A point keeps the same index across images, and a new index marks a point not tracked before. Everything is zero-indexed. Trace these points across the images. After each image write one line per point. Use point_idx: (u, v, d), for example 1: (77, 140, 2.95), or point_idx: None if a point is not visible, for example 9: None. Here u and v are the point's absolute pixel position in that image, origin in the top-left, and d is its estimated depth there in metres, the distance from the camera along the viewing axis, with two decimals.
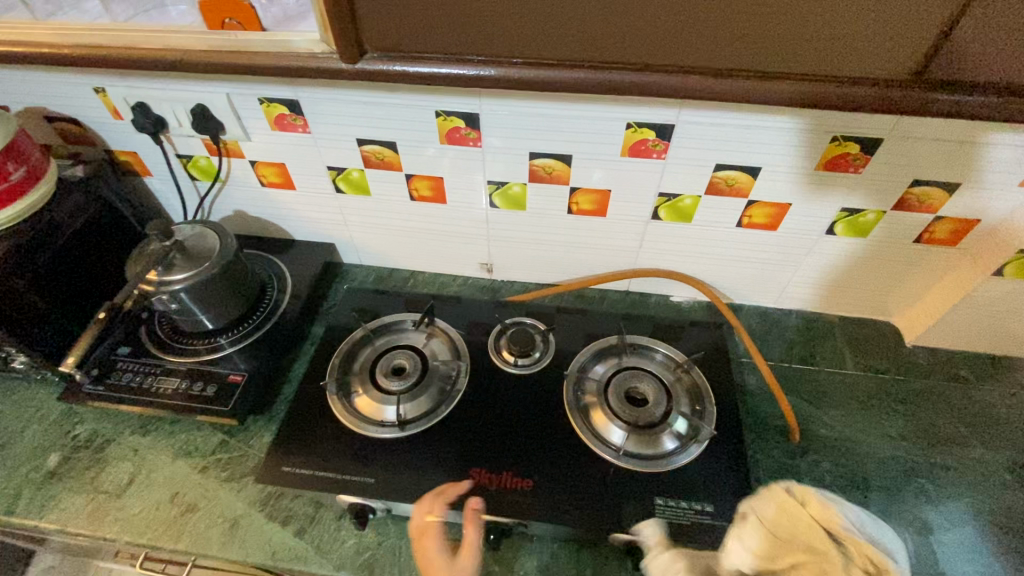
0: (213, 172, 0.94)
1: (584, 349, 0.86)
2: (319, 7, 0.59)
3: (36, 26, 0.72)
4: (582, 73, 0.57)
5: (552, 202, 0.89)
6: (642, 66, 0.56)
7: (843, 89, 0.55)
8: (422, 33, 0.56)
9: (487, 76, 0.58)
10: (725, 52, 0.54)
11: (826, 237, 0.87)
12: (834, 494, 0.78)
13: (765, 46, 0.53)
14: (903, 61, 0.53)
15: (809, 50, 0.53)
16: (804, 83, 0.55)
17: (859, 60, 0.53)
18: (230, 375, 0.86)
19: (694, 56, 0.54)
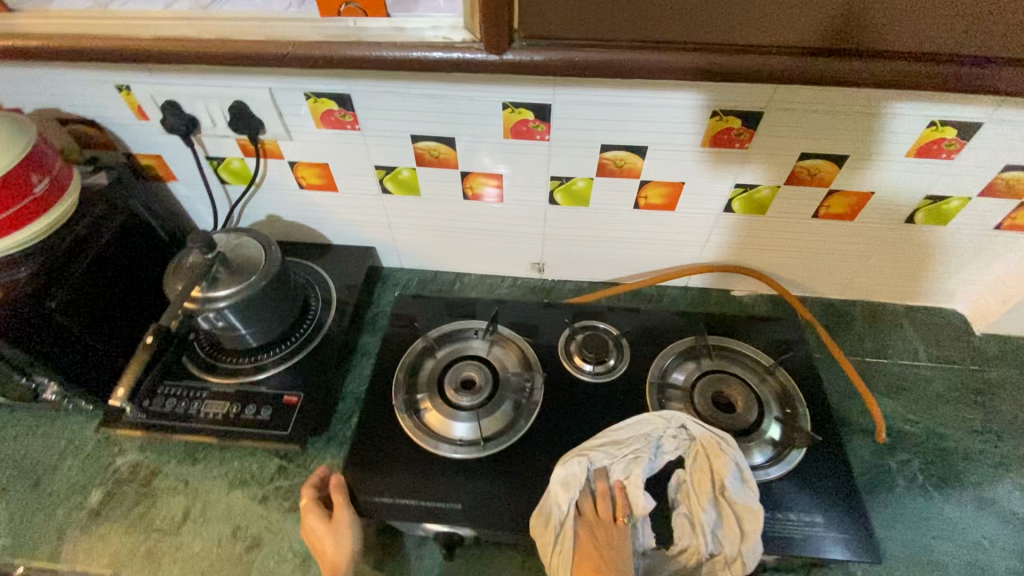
0: (247, 175, 0.87)
1: (659, 353, 0.82)
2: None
3: (73, 15, 0.64)
4: (713, 58, 0.54)
5: (618, 197, 0.84)
6: (757, 47, 0.53)
7: (964, 69, 0.54)
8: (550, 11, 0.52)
9: (612, 60, 0.55)
10: (842, 31, 0.52)
11: (903, 225, 0.84)
12: (928, 493, 0.77)
13: (893, 26, 0.51)
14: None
15: (936, 29, 0.51)
16: (927, 63, 0.53)
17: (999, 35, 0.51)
18: (284, 396, 0.81)
19: (811, 33, 0.52)
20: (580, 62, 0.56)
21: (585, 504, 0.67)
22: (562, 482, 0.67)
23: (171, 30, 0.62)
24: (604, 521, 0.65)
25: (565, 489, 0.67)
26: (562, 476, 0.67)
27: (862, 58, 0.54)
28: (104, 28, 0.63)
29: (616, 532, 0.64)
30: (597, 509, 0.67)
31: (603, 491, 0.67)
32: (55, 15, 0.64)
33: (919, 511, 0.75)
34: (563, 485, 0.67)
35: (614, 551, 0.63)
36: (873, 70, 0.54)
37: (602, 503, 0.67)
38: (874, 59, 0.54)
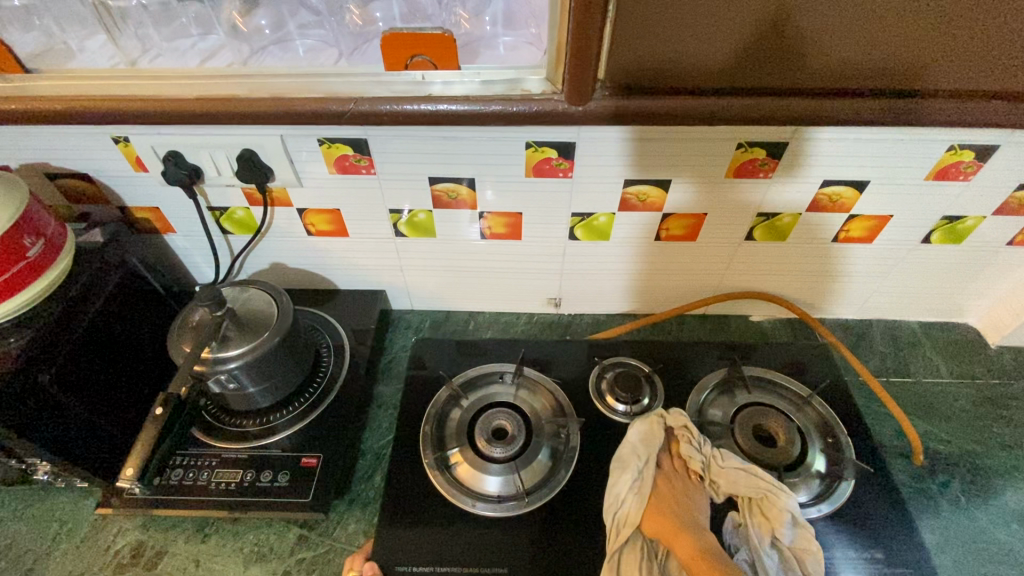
0: (251, 224, 0.83)
1: (693, 388, 0.80)
2: (557, 38, 0.56)
3: (113, 75, 0.65)
4: (800, 103, 0.59)
5: (639, 229, 0.82)
6: (711, 92, 0.58)
7: (883, 101, 0.59)
8: (649, 67, 0.56)
9: (709, 109, 0.59)
10: (769, 76, 0.57)
11: (921, 245, 0.84)
12: (974, 516, 0.75)
13: (807, 70, 0.56)
14: (933, 75, 0.57)
15: (850, 71, 0.56)
16: (844, 98, 0.59)
17: (898, 74, 0.57)
18: (303, 459, 0.75)
19: (742, 78, 0.57)
20: (680, 109, 0.59)
21: (664, 458, 0.71)
22: (645, 434, 0.71)
23: (204, 88, 0.62)
24: (681, 476, 0.69)
25: (644, 442, 0.70)
26: (644, 432, 0.71)
27: (792, 97, 0.58)
28: (128, 92, 0.62)
29: (685, 483, 0.68)
30: (673, 465, 0.70)
31: (679, 450, 0.72)
32: (86, 78, 0.64)
33: (968, 533, 0.74)
34: (645, 439, 0.70)
35: (684, 498, 0.67)
36: (805, 109, 0.59)
37: (680, 459, 0.71)
38: (805, 98, 0.59)
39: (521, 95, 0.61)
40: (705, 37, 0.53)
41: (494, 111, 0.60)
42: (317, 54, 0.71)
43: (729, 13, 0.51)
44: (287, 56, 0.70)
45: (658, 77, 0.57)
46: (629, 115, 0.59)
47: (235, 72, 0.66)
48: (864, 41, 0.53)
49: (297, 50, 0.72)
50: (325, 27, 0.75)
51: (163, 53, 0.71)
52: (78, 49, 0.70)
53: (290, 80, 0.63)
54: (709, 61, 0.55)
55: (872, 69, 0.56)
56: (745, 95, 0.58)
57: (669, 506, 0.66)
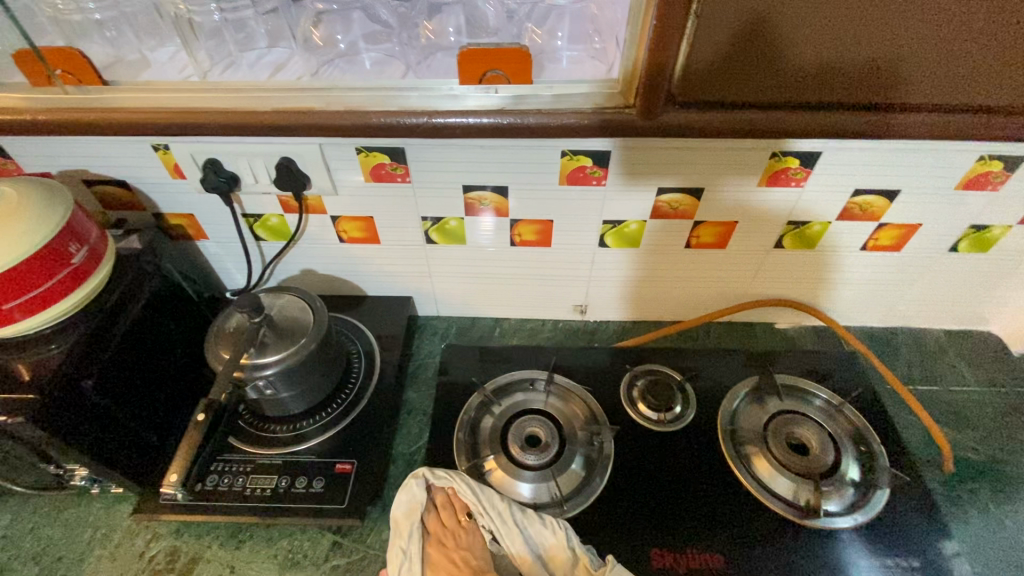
0: (285, 232, 0.83)
1: (724, 396, 0.81)
2: (634, 58, 0.57)
3: (167, 86, 0.66)
4: (834, 116, 0.59)
5: (669, 237, 0.83)
6: (745, 106, 0.58)
7: (875, 115, 0.59)
8: (685, 81, 0.56)
9: (743, 122, 0.59)
10: (805, 90, 0.57)
11: (949, 254, 0.85)
12: (1005, 525, 0.75)
13: (804, 83, 0.56)
14: (971, 89, 0.57)
15: (887, 84, 0.56)
16: (838, 112, 0.59)
17: (890, 87, 0.57)
18: (336, 465, 0.76)
19: (777, 92, 0.57)
20: (716, 122, 0.59)
21: (438, 517, 0.67)
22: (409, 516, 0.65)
23: (283, 100, 0.64)
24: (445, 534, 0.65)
25: (410, 515, 0.65)
26: (405, 504, 0.66)
27: (826, 111, 0.59)
28: (174, 103, 0.63)
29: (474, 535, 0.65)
30: (440, 524, 0.66)
31: (443, 502, 0.68)
32: (146, 88, 0.65)
33: (1001, 542, 0.74)
34: (408, 513, 0.65)
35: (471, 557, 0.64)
36: (838, 122, 0.59)
37: (443, 517, 0.67)
38: (840, 111, 0.59)
39: (592, 108, 0.62)
40: (742, 51, 0.53)
41: (534, 120, 0.61)
42: (384, 67, 0.71)
43: (757, 28, 0.52)
44: (357, 70, 0.71)
45: (695, 91, 0.57)
46: (667, 125, 0.60)
47: (294, 83, 0.67)
48: (900, 56, 0.54)
49: (363, 63, 0.72)
50: (394, 39, 0.74)
51: (235, 66, 0.71)
52: (151, 59, 0.72)
53: (350, 92, 0.64)
54: (710, 72, 0.55)
55: (865, 82, 0.56)
56: (742, 107, 0.59)
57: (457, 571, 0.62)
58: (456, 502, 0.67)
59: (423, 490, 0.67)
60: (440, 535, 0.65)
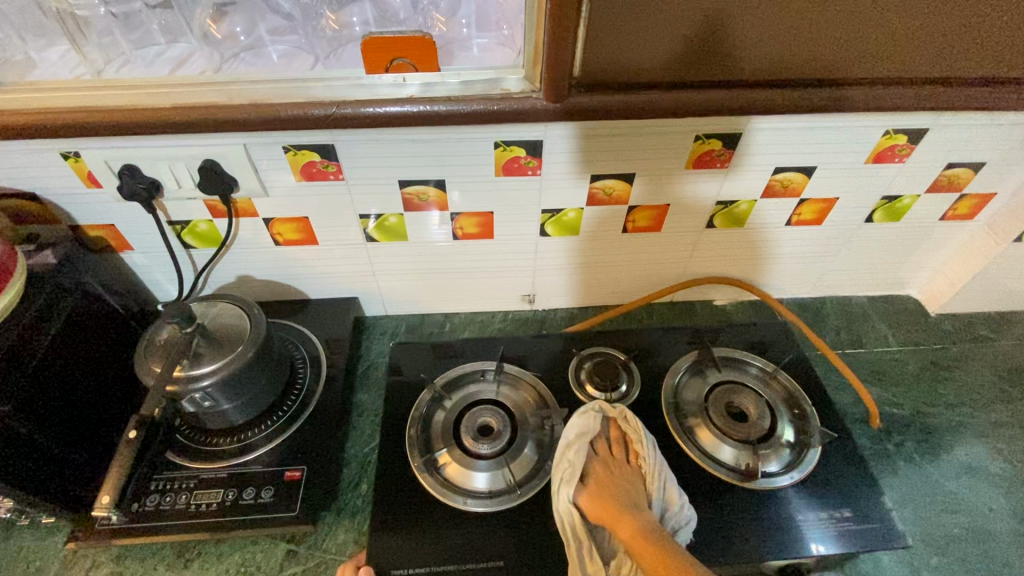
0: (216, 237, 0.81)
1: (667, 372, 0.84)
2: (534, 41, 0.58)
3: (61, 86, 0.62)
4: (762, 93, 0.62)
5: (607, 222, 0.85)
6: (677, 86, 0.61)
7: (813, 89, 0.62)
8: (616, 64, 0.58)
9: (677, 102, 0.61)
10: (732, 69, 0.60)
11: (865, 225, 0.91)
12: (927, 470, 0.82)
13: (736, 63, 0.59)
14: (883, 62, 0.61)
15: (808, 61, 0.60)
16: (777, 86, 0.62)
17: (824, 62, 0.60)
18: (285, 472, 0.74)
19: (706, 72, 0.60)
20: (651, 103, 0.61)
21: (602, 444, 0.71)
22: (579, 426, 0.71)
23: (183, 97, 0.61)
24: (612, 461, 0.69)
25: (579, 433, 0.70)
26: (580, 426, 0.71)
27: (755, 89, 0.62)
28: (80, 104, 0.60)
29: (621, 467, 0.68)
30: (610, 451, 0.70)
31: (618, 436, 0.72)
32: (41, 89, 0.61)
33: (923, 487, 0.80)
34: (579, 433, 0.70)
35: (625, 480, 0.66)
36: (768, 98, 0.62)
37: (618, 447, 0.71)
38: (768, 89, 0.62)
39: (501, 94, 0.62)
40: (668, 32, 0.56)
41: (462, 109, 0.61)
42: (290, 59, 0.69)
43: (680, 12, 0.54)
44: (262, 64, 0.68)
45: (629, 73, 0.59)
46: (592, 112, 0.61)
47: (205, 79, 0.65)
48: (816, 34, 0.57)
49: (270, 55, 0.69)
50: (299, 33, 0.73)
51: (131, 63, 0.68)
52: (38, 60, 0.67)
53: (246, 86, 0.62)
54: (641, 56, 0.58)
55: (798, 59, 0.60)
56: (684, 86, 0.61)
57: (607, 493, 0.65)
58: (629, 439, 0.71)
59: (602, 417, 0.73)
60: (604, 459, 0.69)
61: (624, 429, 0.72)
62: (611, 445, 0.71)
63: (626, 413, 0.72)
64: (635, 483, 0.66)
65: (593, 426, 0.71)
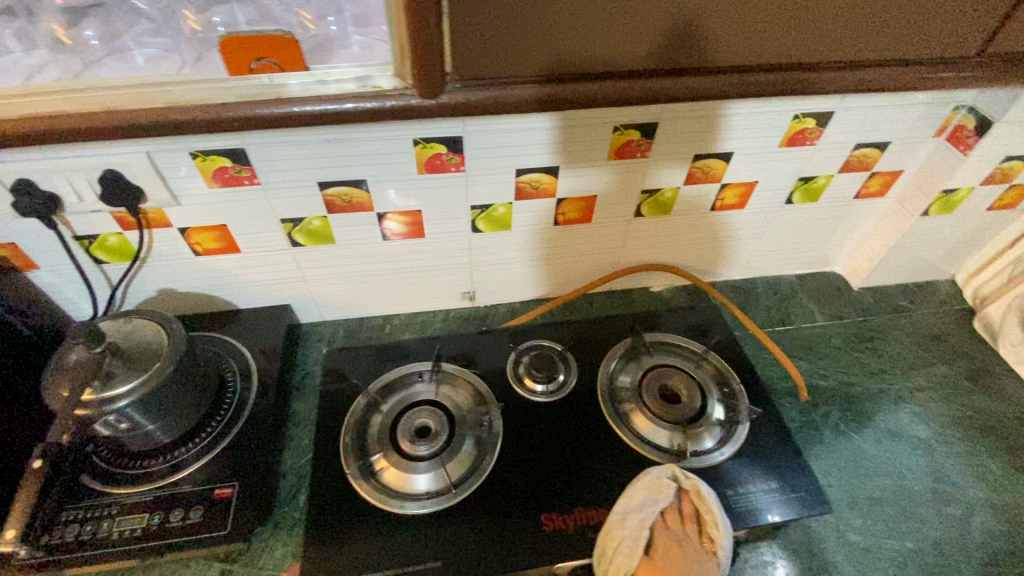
0: (129, 250, 0.77)
1: (602, 360, 0.85)
2: (398, 36, 0.55)
3: None
4: (746, 77, 0.62)
5: (537, 215, 0.86)
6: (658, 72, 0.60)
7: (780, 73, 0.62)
8: (602, 52, 0.57)
9: (658, 88, 0.61)
10: (719, 54, 0.59)
11: (786, 207, 0.94)
12: (851, 437, 0.86)
13: (723, 48, 0.58)
14: (869, 46, 0.61)
15: (797, 46, 0.60)
16: (744, 71, 0.62)
17: (790, 49, 0.60)
18: (215, 490, 0.71)
19: (690, 58, 0.59)
20: (628, 88, 0.61)
21: (670, 516, 0.66)
22: (647, 488, 0.67)
23: (68, 103, 0.57)
24: (677, 537, 0.64)
25: (650, 500, 0.66)
26: (650, 490, 0.67)
27: (738, 73, 0.62)
28: None
29: (690, 545, 0.64)
30: (678, 524, 0.66)
31: (689, 510, 0.67)
32: None
33: (848, 453, 0.84)
34: (648, 497, 0.66)
35: (692, 564, 0.62)
36: (749, 81, 0.62)
37: (686, 522, 0.66)
38: (751, 72, 0.62)
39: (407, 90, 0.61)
40: (654, 17, 0.54)
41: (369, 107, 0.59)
42: (157, 62, 0.65)
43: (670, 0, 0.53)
44: (125, 68, 0.64)
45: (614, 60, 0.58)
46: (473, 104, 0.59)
47: (93, 82, 0.61)
48: (807, 19, 0.57)
49: (136, 58, 0.65)
50: (166, 37, 0.69)
51: None
52: None
53: (116, 91, 0.58)
54: (627, 40, 0.56)
55: (785, 44, 0.59)
56: (651, 73, 0.61)
57: (669, 571, 0.61)
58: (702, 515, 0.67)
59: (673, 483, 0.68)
60: (670, 533, 0.65)
61: (696, 504, 0.67)
62: (683, 517, 0.67)
63: (701, 488, 0.67)
64: (701, 567, 0.62)
65: (665, 492, 0.67)
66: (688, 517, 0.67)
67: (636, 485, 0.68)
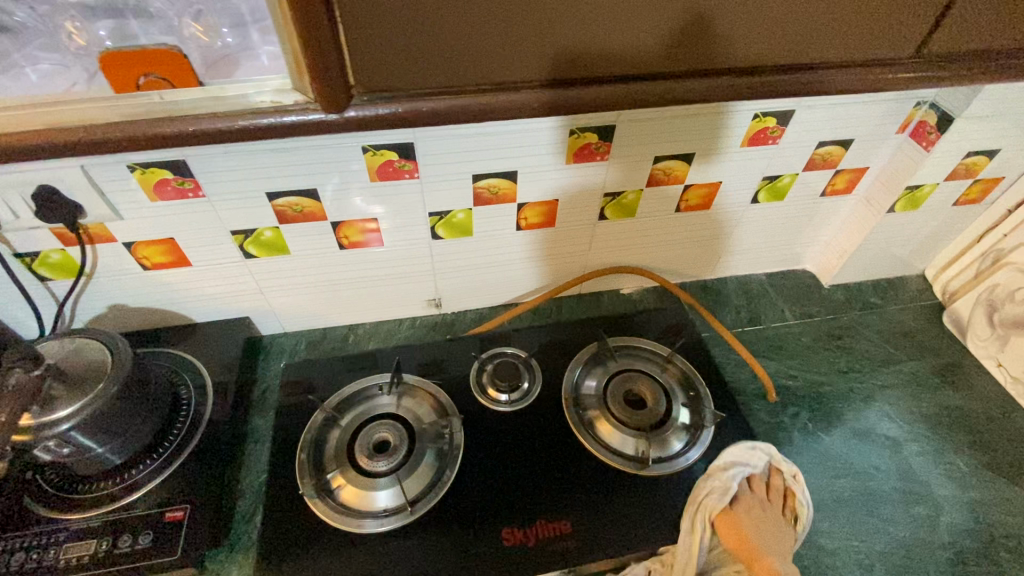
0: (73, 267, 0.74)
1: (567, 367, 0.84)
2: (292, 50, 0.49)
3: None
4: (740, 80, 0.59)
5: (499, 221, 0.84)
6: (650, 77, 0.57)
7: (778, 77, 0.59)
8: (592, 57, 0.53)
9: (646, 92, 0.57)
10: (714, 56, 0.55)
11: (752, 206, 0.93)
12: (819, 437, 0.86)
13: (729, 49, 0.55)
14: (885, 46, 0.58)
15: (803, 50, 0.56)
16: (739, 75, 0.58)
17: (787, 50, 0.56)
18: (166, 513, 0.69)
19: (681, 60, 0.55)
20: (614, 94, 0.57)
21: (756, 485, 0.74)
22: (739, 454, 0.74)
23: None
24: (762, 502, 0.72)
25: (742, 466, 0.73)
26: (739, 456, 0.74)
27: (731, 76, 0.58)
28: None
29: (770, 513, 0.71)
30: (763, 491, 0.73)
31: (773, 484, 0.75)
32: None
33: (816, 454, 0.84)
34: (741, 463, 0.73)
35: (774, 527, 0.69)
36: (742, 84, 0.59)
37: (771, 491, 0.74)
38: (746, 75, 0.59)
39: None
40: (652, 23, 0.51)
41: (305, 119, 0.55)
42: (50, 82, 0.57)
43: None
44: (18, 86, 0.57)
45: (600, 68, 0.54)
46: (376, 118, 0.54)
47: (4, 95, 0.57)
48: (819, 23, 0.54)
49: (30, 76, 0.58)
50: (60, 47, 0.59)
51: None
52: None
53: (10, 111, 0.53)
54: (618, 43, 0.52)
55: (794, 47, 0.56)
56: (642, 77, 0.56)
57: (747, 529, 0.68)
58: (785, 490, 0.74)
59: (762, 459, 0.75)
60: (755, 497, 0.72)
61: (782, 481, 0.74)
62: (767, 489, 0.74)
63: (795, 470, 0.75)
64: (777, 533, 0.69)
65: (755, 460, 0.74)
66: (774, 487, 0.74)
67: (728, 450, 0.75)
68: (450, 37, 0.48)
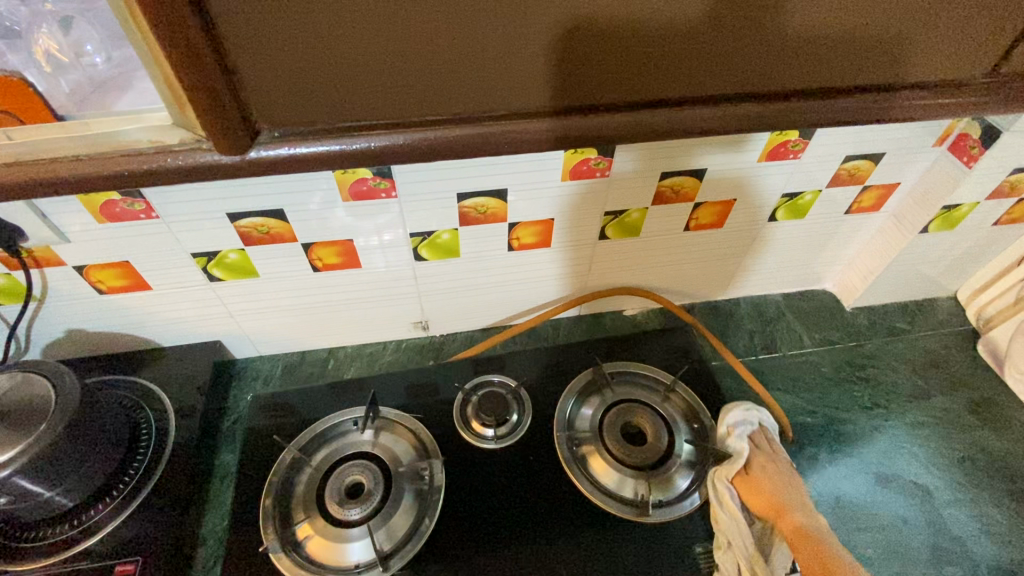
0: (20, 290, 0.68)
1: (559, 399, 0.76)
2: (162, 75, 0.43)
3: None
4: (792, 103, 0.53)
5: (488, 241, 0.77)
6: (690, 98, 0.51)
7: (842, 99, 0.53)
8: (624, 75, 0.48)
9: (689, 116, 0.52)
10: (759, 74, 0.50)
11: (769, 224, 0.85)
12: (839, 482, 0.78)
13: (778, 62, 0.49)
14: (961, 62, 0.52)
15: (862, 65, 0.51)
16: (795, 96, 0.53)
17: (846, 67, 0.50)
18: (116, 567, 0.64)
19: (722, 79, 0.49)
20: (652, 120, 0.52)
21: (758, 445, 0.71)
22: (734, 417, 0.73)
23: None
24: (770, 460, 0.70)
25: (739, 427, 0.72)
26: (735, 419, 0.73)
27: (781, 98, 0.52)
28: None
29: (782, 465, 0.69)
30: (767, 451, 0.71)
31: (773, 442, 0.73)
32: None
33: (836, 503, 0.76)
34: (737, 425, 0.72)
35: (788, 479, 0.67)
36: (797, 106, 0.53)
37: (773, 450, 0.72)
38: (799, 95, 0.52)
39: None
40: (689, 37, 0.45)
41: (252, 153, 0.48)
42: None
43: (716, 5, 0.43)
44: None
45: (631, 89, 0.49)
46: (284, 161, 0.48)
47: None
48: (882, 32, 0.48)
49: None
50: None
51: None
52: None
53: None
54: (649, 57, 0.46)
55: (852, 62, 0.50)
56: (682, 99, 0.51)
57: (769, 487, 0.66)
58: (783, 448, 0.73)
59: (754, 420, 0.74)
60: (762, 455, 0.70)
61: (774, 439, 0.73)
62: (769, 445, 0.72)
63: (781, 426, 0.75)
64: (794, 481, 0.68)
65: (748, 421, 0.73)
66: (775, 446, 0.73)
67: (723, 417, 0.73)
68: (423, 61, 0.43)
